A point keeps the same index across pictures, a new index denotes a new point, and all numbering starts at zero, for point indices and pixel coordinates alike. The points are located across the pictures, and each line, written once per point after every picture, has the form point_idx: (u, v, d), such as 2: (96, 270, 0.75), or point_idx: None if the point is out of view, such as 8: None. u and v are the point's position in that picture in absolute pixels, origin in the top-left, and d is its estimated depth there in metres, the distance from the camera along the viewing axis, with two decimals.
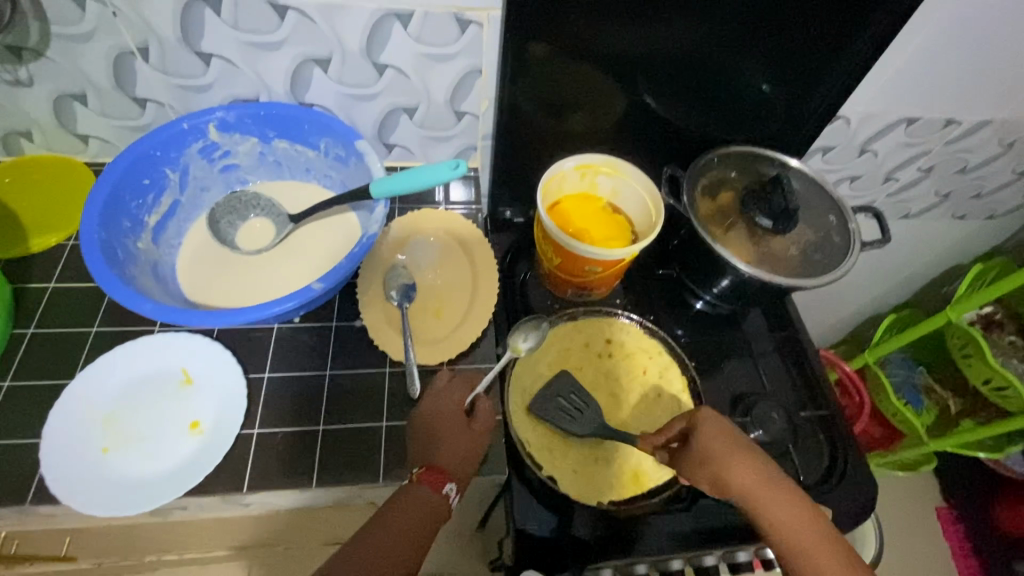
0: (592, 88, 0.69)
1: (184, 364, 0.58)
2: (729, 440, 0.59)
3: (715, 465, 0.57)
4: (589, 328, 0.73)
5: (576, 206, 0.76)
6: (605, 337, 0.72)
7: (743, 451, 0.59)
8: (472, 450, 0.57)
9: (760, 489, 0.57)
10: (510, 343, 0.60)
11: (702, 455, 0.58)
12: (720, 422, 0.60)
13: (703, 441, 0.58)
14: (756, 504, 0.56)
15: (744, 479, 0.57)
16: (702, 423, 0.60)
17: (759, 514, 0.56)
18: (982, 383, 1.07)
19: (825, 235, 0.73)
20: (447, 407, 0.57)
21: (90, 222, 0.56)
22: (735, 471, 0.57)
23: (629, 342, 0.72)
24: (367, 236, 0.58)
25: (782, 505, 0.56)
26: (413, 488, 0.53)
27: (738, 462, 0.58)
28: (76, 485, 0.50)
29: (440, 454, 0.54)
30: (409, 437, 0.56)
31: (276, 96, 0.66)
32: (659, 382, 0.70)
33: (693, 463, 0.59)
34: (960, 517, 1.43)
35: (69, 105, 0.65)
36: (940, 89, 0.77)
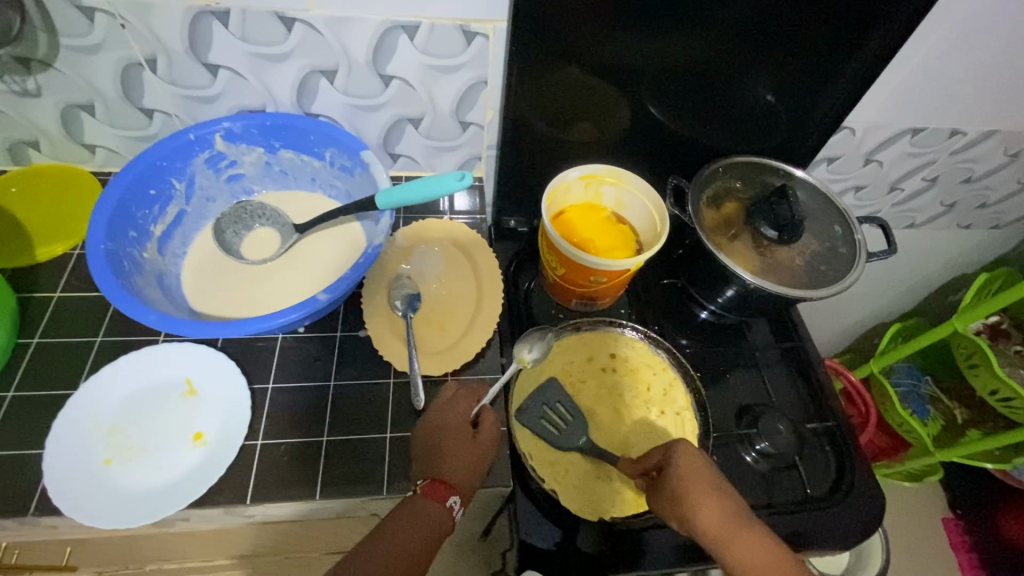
0: (597, 98, 0.69)
1: (188, 375, 0.58)
2: (702, 479, 0.56)
3: (685, 505, 0.55)
4: (592, 342, 0.72)
5: (581, 215, 0.76)
6: (609, 351, 0.72)
7: (715, 492, 0.56)
8: (477, 462, 0.57)
9: (729, 533, 0.54)
10: (514, 354, 0.57)
11: (674, 491, 0.56)
12: (695, 459, 0.57)
13: (676, 478, 0.56)
14: (724, 551, 0.54)
15: (714, 522, 0.54)
16: (677, 458, 0.57)
17: (727, 560, 0.54)
18: (988, 393, 1.06)
19: (831, 245, 0.72)
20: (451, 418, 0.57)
21: (96, 232, 0.56)
22: (705, 514, 0.54)
23: (633, 356, 0.72)
24: (372, 247, 0.58)
25: (753, 552, 0.53)
26: (417, 499, 0.52)
27: (710, 504, 0.55)
28: (79, 497, 0.50)
29: (444, 467, 0.54)
30: (415, 446, 0.56)
31: (282, 106, 0.67)
32: (664, 399, 0.70)
33: (665, 498, 0.57)
34: (967, 529, 1.40)
35: (76, 116, 0.65)
36: (945, 100, 0.77)
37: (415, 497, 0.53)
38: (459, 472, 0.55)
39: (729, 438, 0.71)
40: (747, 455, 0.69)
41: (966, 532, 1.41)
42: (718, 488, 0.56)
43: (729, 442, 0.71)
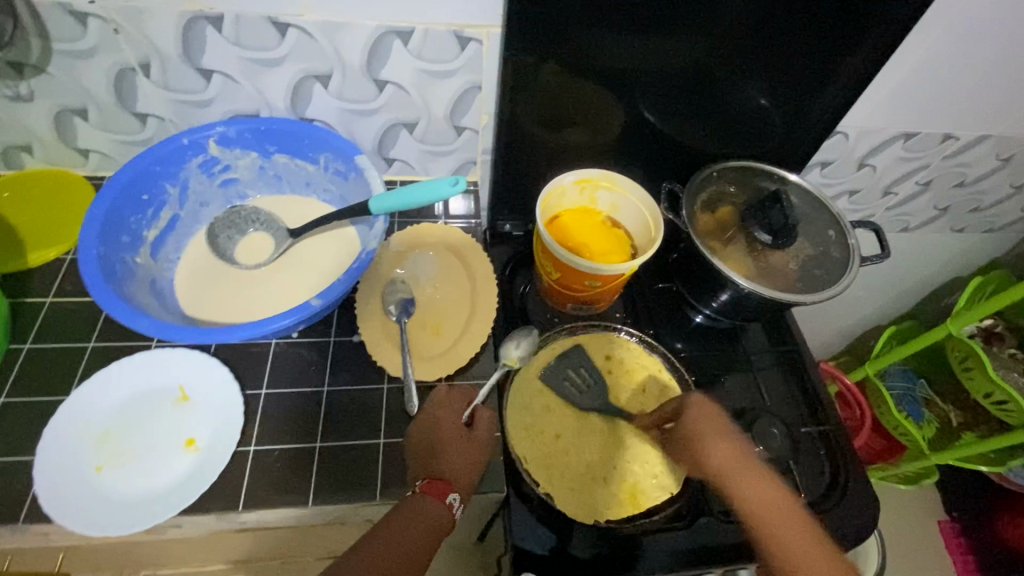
0: (591, 103, 0.69)
1: (181, 380, 0.58)
2: (715, 424, 0.61)
3: (697, 446, 0.60)
4: (587, 344, 0.73)
5: (576, 220, 0.76)
6: (605, 353, 0.73)
7: (728, 434, 0.60)
8: (473, 461, 0.57)
9: (737, 472, 0.58)
10: (503, 352, 0.63)
11: (688, 433, 0.61)
12: (707, 406, 0.62)
13: (690, 421, 0.61)
14: (732, 488, 0.58)
15: (724, 462, 0.59)
16: (691, 405, 0.62)
17: (733, 496, 0.58)
18: (982, 396, 1.06)
19: (824, 250, 0.73)
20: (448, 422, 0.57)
21: (88, 237, 0.56)
22: (716, 452, 0.59)
23: (628, 359, 0.73)
24: (366, 252, 0.57)
25: (758, 490, 0.57)
26: (416, 497, 0.53)
27: (721, 444, 0.60)
28: (69, 504, 0.50)
29: (442, 466, 0.55)
30: (411, 447, 0.56)
31: (276, 111, 0.67)
32: (658, 400, 0.71)
33: (681, 440, 0.62)
34: (963, 531, 1.41)
35: (69, 120, 0.65)
36: (938, 105, 0.77)
37: (415, 494, 0.53)
38: (457, 471, 0.55)
39: None
40: None
41: (961, 534, 1.41)
42: (729, 431, 0.61)
43: None
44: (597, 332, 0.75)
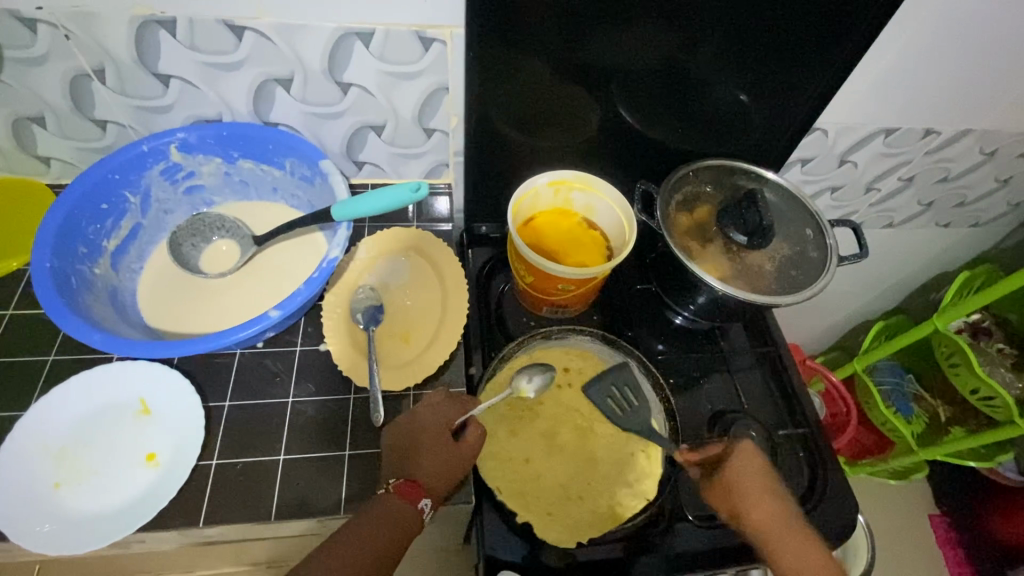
0: (562, 104, 0.68)
1: (143, 394, 0.57)
2: (759, 479, 0.61)
3: (739, 501, 0.59)
4: (543, 357, 0.71)
5: (550, 222, 0.75)
6: (561, 365, 0.71)
7: (770, 491, 0.61)
8: (453, 468, 0.54)
9: (781, 530, 0.58)
10: (516, 386, 0.65)
11: (729, 487, 0.60)
12: (751, 458, 0.62)
13: (731, 475, 0.61)
14: (775, 547, 0.58)
15: (768, 520, 0.59)
16: (737, 456, 0.62)
17: (774, 555, 0.57)
18: (969, 392, 1.06)
19: (802, 249, 0.71)
20: (425, 430, 0.55)
21: (41, 248, 0.54)
22: (758, 509, 0.59)
23: (585, 367, 0.71)
24: (327, 260, 0.56)
25: (802, 551, 0.58)
26: (389, 496, 0.52)
27: (766, 502, 0.60)
28: (24, 522, 0.49)
29: (417, 467, 0.53)
30: (391, 444, 0.55)
31: (239, 115, 0.65)
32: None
33: (718, 492, 0.61)
34: (953, 524, 1.41)
35: (27, 128, 0.63)
36: (917, 99, 0.76)
37: (391, 491, 0.52)
38: (434, 475, 0.53)
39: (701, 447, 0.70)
40: None
41: (952, 528, 1.42)
42: (772, 488, 0.61)
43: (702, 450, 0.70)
44: (570, 345, 0.72)
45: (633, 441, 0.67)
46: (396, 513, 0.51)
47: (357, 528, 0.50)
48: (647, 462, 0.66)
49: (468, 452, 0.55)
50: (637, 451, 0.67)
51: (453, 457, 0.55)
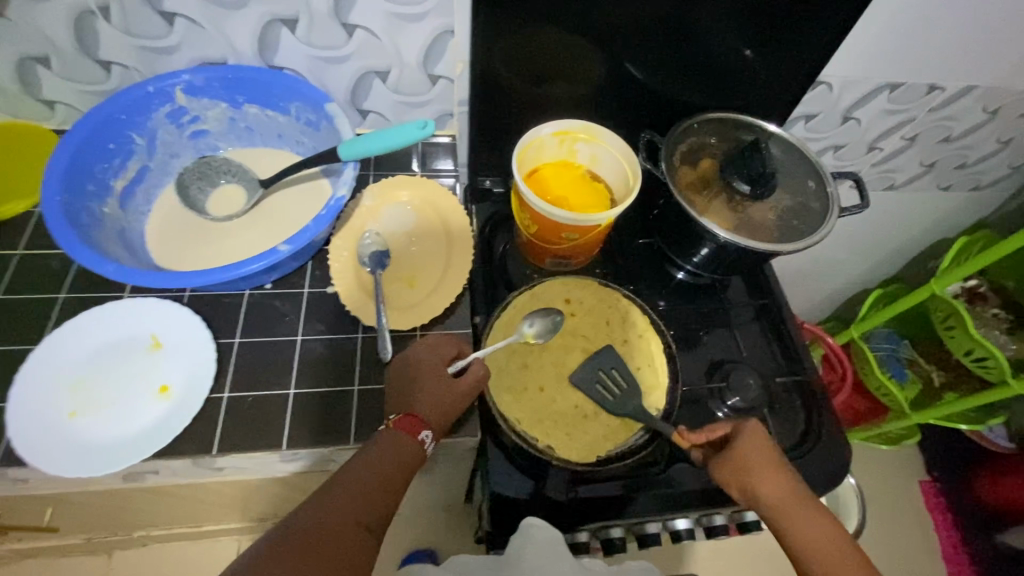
0: (568, 53, 0.67)
1: (153, 330, 0.57)
2: (768, 454, 0.58)
3: (748, 480, 0.57)
4: (545, 292, 0.71)
5: (554, 173, 0.75)
6: (564, 297, 0.71)
7: (783, 468, 0.58)
8: (453, 404, 0.55)
9: (792, 508, 0.56)
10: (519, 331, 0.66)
11: (733, 466, 0.58)
12: (760, 435, 0.59)
13: (736, 452, 0.58)
14: (788, 522, 0.55)
15: (783, 497, 0.56)
16: (744, 433, 0.59)
17: (786, 531, 0.56)
18: (963, 354, 1.07)
19: (803, 200, 0.72)
20: (429, 366, 0.56)
21: (51, 183, 0.55)
22: (768, 487, 0.56)
23: (587, 297, 0.71)
24: (335, 199, 0.57)
25: (814, 529, 0.55)
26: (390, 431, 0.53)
27: (778, 479, 0.57)
28: (44, 448, 0.50)
29: (417, 402, 0.54)
30: (391, 381, 0.56)
31: (245, 59, 0.65)
32: (623, 326, 0.69)
33: (724, 472, 0.58)
34: (942, 490, 1.45)
35: (32, 69, 0.63)
36: (924, 52, 0.76)
37: (393, 425, 0.53)
38: (433, 411, 0.54)
39: (700, 394, 0.72)
40: (718, 411, 0.70)
41: (940, 493, 1.44)
42: (781, 466, 0.58)
43: (700, 397, 0.72)
44: (569, 278, 0.72)
45: (635, 358, 0.68)
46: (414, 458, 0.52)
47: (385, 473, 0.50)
48: (652, 375, 0.67)
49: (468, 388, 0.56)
50: (642, 368, 0.67)
51: (452, 393, 0.55)
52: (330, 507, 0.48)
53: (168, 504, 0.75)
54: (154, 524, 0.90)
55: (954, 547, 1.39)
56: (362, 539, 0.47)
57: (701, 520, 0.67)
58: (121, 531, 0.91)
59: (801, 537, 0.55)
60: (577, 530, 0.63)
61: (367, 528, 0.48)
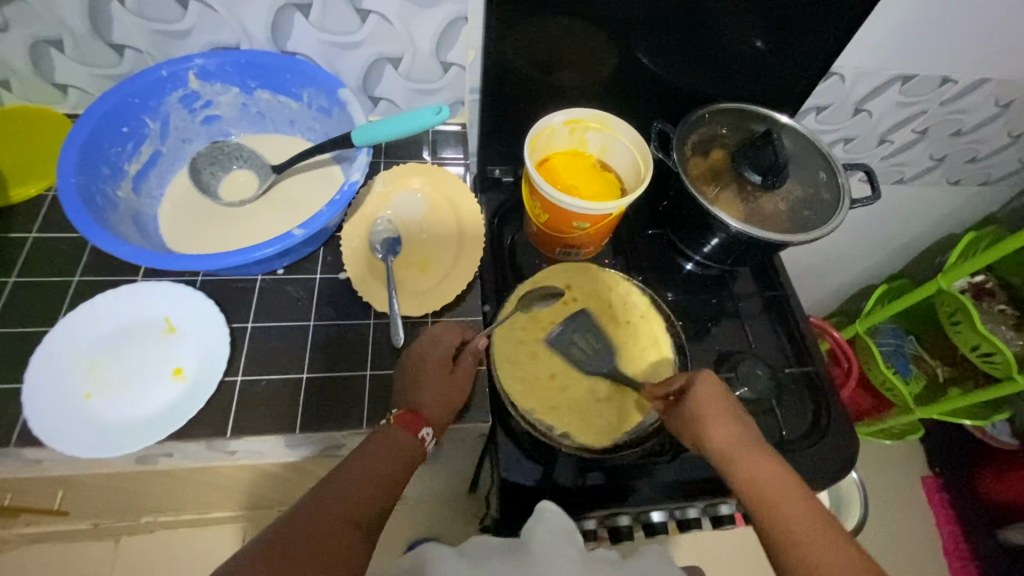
0: (581, 42, 0.67)
1: (167, 313, 0.58)
2: (716, 404, 0.58)
3: (699, 425, 0.57)
4: (550, 278, 0.70)
5: (565, 162, 0.75)
6: (566, 283, 0.71)
7: (732, 416, 0.58)
8: (452, 397, 0.56)
9: (741, 452, 0.55)
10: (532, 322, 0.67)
11: (690, 413, 0.58)
12: (710, 386, 0.59)
13: (693, 399, 0.58)
14: (736, 466, 0.54)
15: (728, 441, 0.56)
16: (698, 380, 0.59)
17: (736, 476, 0.54)
18: (970, 349, 1.07)
19: (815, 191, 0.72)
20: (432, 358, 0.57)
21: (67, 166, 0.55)
22: (712, 431, 0.56)
23: (590, 281, 0.71)
24: (349, 184, 0.57)
25: (766, 471, 0.53)
26: (388, 428, 0.52)
27: (723, 424, 0.56)
28: (62, 429, 0.51)
29: (417, 397, 0.54)
30: (396, 376, 0.57)
31: (257, 44, 0.65)
32: (625, 308, 0.70)
33: (682, 419, 0.59)
34: (945, 486, 1.45)
35: (45, 51, 0.63)
36: (939, 44, 0.75)
37: (392, 422, 0.53)
38: (434, 405, 0.54)
39: None
40: None
41: (944, 489, 1.44)
42: (727, 413, 0.57)
43: None
44: (569, 265, 0.72)
45: (640, 339, 0.68)
46: (412, 453, 0.52)
47: (380, 471, 0.50)
48: (656, 355, 0.67)
49: (466, 381, 0.58)
50: (647, 347, 0.68)
51: (452, 385, 0.57)
52: (320, 510, 0.45)
53: (177, 488, 0.76)
54: (161, 509, 0.91)
55: (956, 542, 1.39)
56: (354, 535, 0.45)
57: (708, 509, 0.68)
58: (128, 517, 0.92)
59: (748, 481, 0.53)
60: (584, 516, 0.64)
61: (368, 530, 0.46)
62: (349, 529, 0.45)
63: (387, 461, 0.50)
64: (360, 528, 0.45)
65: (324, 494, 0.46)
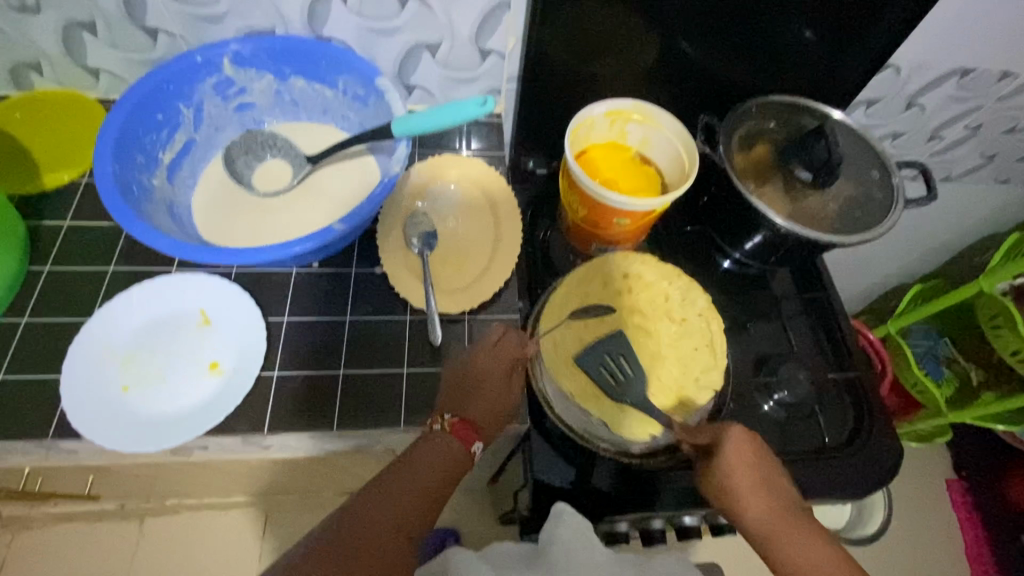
0: (627, 32, 0.64)
1: (202, 306, 0.57)
2: (753, 470, 0.53)
3: (733, 493, 0.53)
4: (599, 265, 0.64)
5: (604, 155, 0.72)
6: (621, 270, 0.63)
7: (765, 480, 0.54)
8: (503, 410, 0.55)
9: (780, 526, 0.52)
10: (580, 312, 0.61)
11: (722, 478, 0.54)
12: (747, 446, 0.54)
13: (725, 468, 0.53)
14: (775, 541, 0.52)
15: (768, 515, 0.52)
16: (728, 439, 0.54)
17: (778, 555, 0.51)
18: (1010, 354, 1.03)
19: (866, 190, 0.69)
20: (487, 365, 0.56)
21: (103, 155, 0.54)
22: (748, 504, 0.53)
23: (647, 271, 0.64)
24: (388, 177, 0.55)
25: (810, 553, 0.50)
26: (440, 436, 0.51)
27: (761, 495, 0.53)
28: (99, 423, 0.50)
29: (470, 408, 0.53)
30: (442, 380, 0.56)
31: (293, 29, 0.63)
32: (683, 304, 0.62)
33: (712, 487, 0.55)
34: (969, 489, 1.41)
35: (78, 35, 0.61)
36: (1005, 36, 0.71)
37: (444, 431, 0.52)
38: (486, 418, 0.54)
39: (748, 387, 0.70)
40: (765, 405, 0.68)
41: (968, 493, 1.40)
42: (766, 480, 0.54)
43: (747, 390, 0.70)
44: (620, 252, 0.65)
45: (694, 338, 0.61)
46: (463, 466, 0.51)
47: (427, 478, 0.49)
48: (710, 355, 0.60)
49: (519, 394, 0.57)
50: (700, 347, 0.60)
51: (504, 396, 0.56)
52: (363, 510, 0.46)
53: (204, 477, 0.75)
54: (185, 495, 0.91)
55: (979, 546, 1.35)
56: (402, 546, 0.45)
57: None
58: (153, 501, 0.92)
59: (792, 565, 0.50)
60: (616, 519, 0.61)
61: (406, 533, 0.45)
62: (394, 537, 0.45)
63: (436, 472, 0.49)
64: (409, 539, 0.45)
65: (365, 503, 0.46)
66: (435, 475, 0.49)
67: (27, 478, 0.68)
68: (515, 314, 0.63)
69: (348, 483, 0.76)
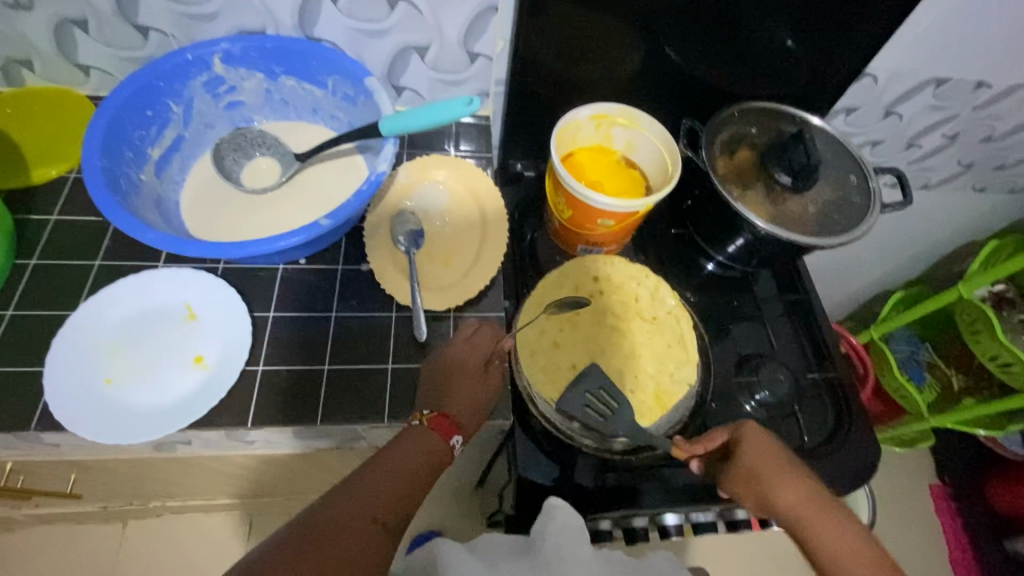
0: (612, 38, 0.66)
1: (188, 300, 0.58)
2: (773, 457, 0.55)
3: (760, 483, 0.53)
4: (574, 270, 0.66)
5: (590, 158, 0.73)
6: (592, 274, 0.66)
7: (787, 468, 0.55)
8: (482, 403, 0.56)
9: (811, 514, 0.52)
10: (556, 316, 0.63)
11: (744, 469, 0.54)
12: (761, 436, 0.56)
13: (747, 453, 0.55)
14: (808, 530, 0.52)
15: (796, 502, 0.53)
16: (744, 432, 0.56)
17: (811, 540, 0.51)
18: (988, 359, 1.05)
19: (844, 194, 0.71)
20: (469, 360, 0.56)
21: (91, 149, 0.55)
22: (776, 493, 0.53)
23: (617, 273, 0.66)
24: (375, 175, 0.56)
25: (841, 536, 0.51)
26: (420, 429, 0.52)
27: (787, 482, 0.54)
28: (82, 415, 0.51)
29: (450, 401, 0.54)
30: (423, 374, 0.56)
31: (283, 29, 0.64)
32: (653, 303, 0.65)
33: (736, 479, 0.55)
34: (952, 494, 1.43)
35: (69, 32, 0.62)
36: (977, 47, 0.73)
37: (423, 423, 0.52)
38: (465, 411, 0.54)
39: (730, 387, 0.71)
40: (747, 405, 0.69)
41: (951, 498, 1.42)
42: (790, 467, 0.55)
43: (728, 390, 0.71)
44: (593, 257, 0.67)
45: (665, 334, 0.64)
46: (442, 459, 0.52)
47: (407, 470, 0.49)
48: (683, 350, 0.63)
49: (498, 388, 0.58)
50: (672, 343, 0.63)
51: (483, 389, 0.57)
52: (343, 502, 0.46)
53: (190, 475, 0.75)
54: (169, 495, 0.90)
55: (963, 551, 1.37)
56: (379, 535, 0.45)
57: (724, 513, 0.67)
58: (136, 501, 0.91)
59: (831, 546, 0.50)
60: (598, 517, 0.62)
61: (383, 523, 0.46)
62: (371, 527, 0.45)
63: (415, 464, 0.50)
64: (386, 528, 0.46)
65: (346, 495, 0.46)
66: (415, 467, 0.50)
67: (8, 475, 0.67)
68: (500, 313, 0.64)
69: (334, 482, 0.76)
